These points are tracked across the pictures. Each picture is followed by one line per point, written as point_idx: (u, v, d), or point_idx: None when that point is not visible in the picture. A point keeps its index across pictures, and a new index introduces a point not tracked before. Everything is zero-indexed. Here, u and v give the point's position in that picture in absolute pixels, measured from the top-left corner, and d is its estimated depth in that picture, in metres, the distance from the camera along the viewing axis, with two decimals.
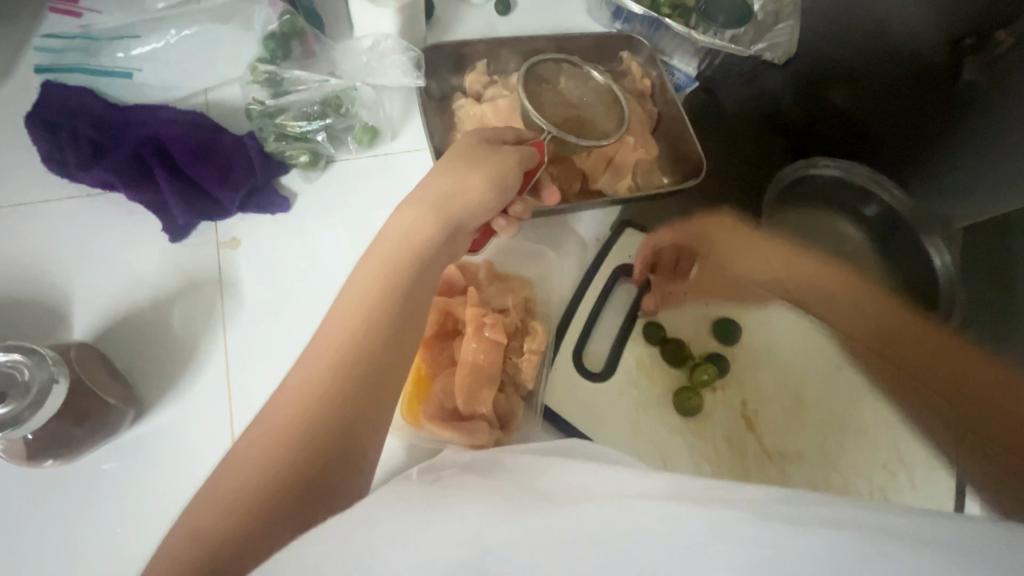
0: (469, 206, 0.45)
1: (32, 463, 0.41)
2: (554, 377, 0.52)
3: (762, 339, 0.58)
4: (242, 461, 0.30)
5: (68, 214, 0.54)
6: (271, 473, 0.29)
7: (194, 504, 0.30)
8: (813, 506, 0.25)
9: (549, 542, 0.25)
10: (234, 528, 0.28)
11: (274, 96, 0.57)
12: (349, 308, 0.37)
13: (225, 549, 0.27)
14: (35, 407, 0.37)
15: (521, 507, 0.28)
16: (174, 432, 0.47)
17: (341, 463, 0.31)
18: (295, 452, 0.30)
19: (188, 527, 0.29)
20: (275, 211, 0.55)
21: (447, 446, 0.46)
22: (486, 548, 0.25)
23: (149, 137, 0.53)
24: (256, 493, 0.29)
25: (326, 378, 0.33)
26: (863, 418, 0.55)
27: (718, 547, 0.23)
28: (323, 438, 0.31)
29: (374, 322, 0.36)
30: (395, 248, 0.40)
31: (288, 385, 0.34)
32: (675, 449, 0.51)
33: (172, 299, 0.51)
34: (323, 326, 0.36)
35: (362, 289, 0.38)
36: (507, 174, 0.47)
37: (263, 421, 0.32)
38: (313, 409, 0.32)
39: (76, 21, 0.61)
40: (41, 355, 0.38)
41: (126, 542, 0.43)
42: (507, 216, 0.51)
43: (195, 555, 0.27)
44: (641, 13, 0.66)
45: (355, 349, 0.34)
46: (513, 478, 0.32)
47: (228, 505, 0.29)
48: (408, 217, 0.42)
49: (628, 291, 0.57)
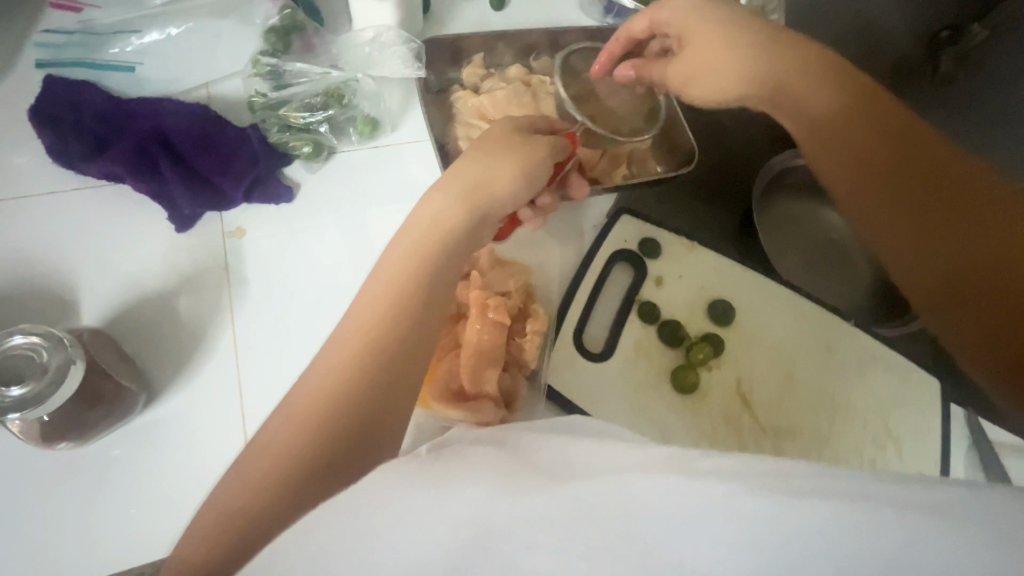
0: (499, 193, 0.45)
1: (46, 444, 0.42)
2: (556, 358, 0.53)
3: (753, 320, 0.59)
4: (275, 435, 0.32)
5: (72, 204, 0.54)
6: (296, 454, 0.31)
7: (231, 476, 0.32)
8: (812, 475, 0.27)
9: (555, 511, 0.26)
10: (268, 501, 0.30)
11: (277, 89, 0.58)
12: (375, 295, 0.38)
13: (258, 520, 0.29)
14: (53, 387, 0.38)
15: (534, 476, 0.28)
16: (185, 418, 0.48)
17: (365, 439, 0.32)
18: (324, 429, 0.32)
19: (222, 502, 0.31)
20: (279, 201, 0.56)
21: (456, 426, 0.47)
22: (492, 522, 0.25)
23: (154, 128, 0.54)
24: (284, 467, 0.30)
25: (353, 360, 0.34)
26: (853, 394, 0.57)
27: (726, 518, 0.25)
28: (349, 416, 0.32)
29: (398, 307, 0.37)
30: (424, 235, 0.41)
31: (315, 371, 0.35)
32: (674, 426, 0.53)
33: (179, 288, 0.52)
34: (350, 314, 0.38)
35: (389, 275, 0.39)
36: (538, 164, 0.47)
37: (292, 403, 0.34)
38: (336, 395, 0.33)
39: (74, 17, 0.61)
40: (58, 337, 0.39)
41: (140, 526, 0.44)
42: (534, 206, 0.52)
43: (228, 530, 0.29)
44: (633, 7, 0.68)
45: (381, 331, 0.36)
46: (527, 449, 0.33)
47: (256, 483, 0.30)
48: (437, 202, 0.43)
49: (624, 277, 0.59)
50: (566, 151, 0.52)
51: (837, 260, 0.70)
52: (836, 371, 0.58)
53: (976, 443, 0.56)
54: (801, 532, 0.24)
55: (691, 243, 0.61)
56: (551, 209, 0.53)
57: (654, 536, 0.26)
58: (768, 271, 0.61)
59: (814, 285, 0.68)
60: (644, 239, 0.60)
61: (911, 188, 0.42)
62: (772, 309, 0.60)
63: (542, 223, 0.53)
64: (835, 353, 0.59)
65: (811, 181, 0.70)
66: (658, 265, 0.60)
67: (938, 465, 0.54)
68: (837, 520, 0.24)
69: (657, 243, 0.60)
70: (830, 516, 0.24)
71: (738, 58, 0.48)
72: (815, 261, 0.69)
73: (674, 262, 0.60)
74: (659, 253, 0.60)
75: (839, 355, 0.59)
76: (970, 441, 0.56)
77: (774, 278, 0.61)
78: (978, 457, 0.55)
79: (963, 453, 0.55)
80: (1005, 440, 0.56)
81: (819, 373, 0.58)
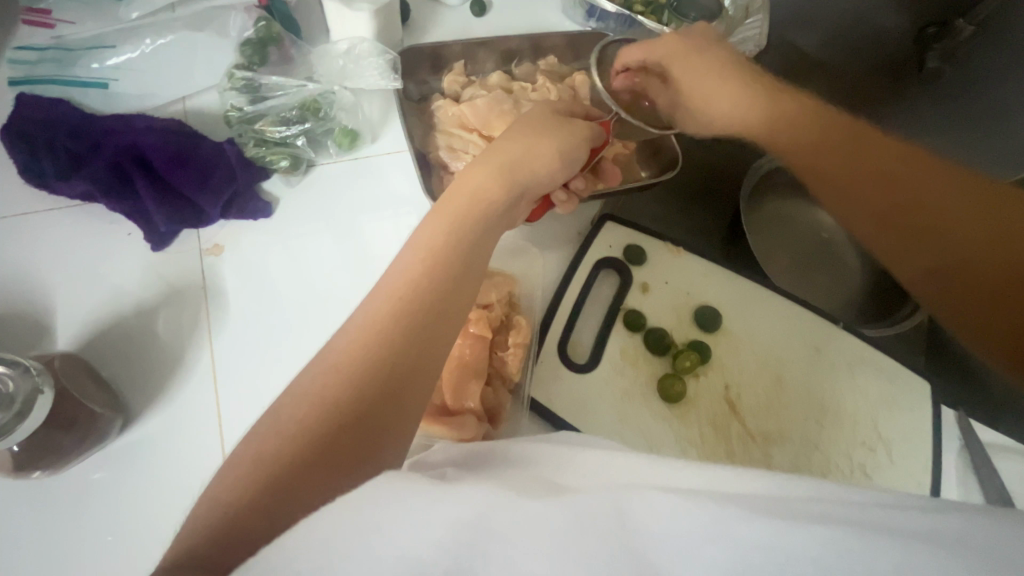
0: (537, 169, 0.45)
1: (20, 474, 0.41)
2: (540, 369, 0.53)
3: (742, 324, 0.59)
4: (304, 394, 0.31)
5: (45, 224, 0.54)
6: (332, 414, 0.30)
7: (254, 432, 0.31)
8: (802, 502, 0.27)
9: (545, 526, 0.26)
10: (293, 463, 0.28)
11: (253, 102, 0.57)
12: (415, 259, 0.37)
13: (283, 481, 0.28)
14: (21, 417, 0.37)
15: (529, 492, 0.28)
16: (162, 439, 0.47)
17: (391, 412, 0.31)
18: (355, 394, 0.31)
19: (249, 453, 0.29)
20: (258, 216, 0.55)
21: (436, 441, 0.46)
22: (491, 528, 0.25)
23: (127, 145, 0.53)
24: (312, 430, 0.29)
25: (388, 325, 0.33)
26: (842, 396, 0.57)
27: (713, 545, 0.24)
28: (381, 384, 0.31)
29: (435, 277, 0.36)
30: (465, 207, 0.41)
31: (348, 328, 0.34)
32: (660, 435, 0.53)
33: (157, 307, 0.51)
34: (386, 276, 0.37)
35: (427, 243, 0.38)
36: (573, 149, 0.48)
37: (325, 357, 0.32)
38: (373, 355, 0.32)
39: (48, 33, 0.61)
40: (25, 366, 0.38)
41: (116, 553, 0.43)
42: (568, 190, 0.53)
43: (256, 482, 0.28)
44: (615, 11, 0.66)
45: (416, 298, 0.35)
46: (522, 468, 0.33)
47: (288, 436, 0.29)
48: (477, 175, 0.43)
49: (610, 284, 0.59)
50: (601, 139, 0.53)
51: (827, 258, 0.69)
52: (827, 374, 0.57)
53: (967, 444, 0.55)
54: (785, 556, 0.23)
55: (676, 248, 0.60)
56: (584, 193, 0.55)
57: (647, 561, 0.25)
58: (754, 274, 0.61)
59: (806, 285, 0.67)
60: (629, 245, 0.59)
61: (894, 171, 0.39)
62: (760, 312, 0.59)
63: (573, 208, 0.55)
64: (824, 355, 0.58)
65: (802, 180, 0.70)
66: (643, 271, 0.59)
67: (928, 471, 0.53)
68: (827, 551, 0.23)
69: (642, 249, 0.59)
70: (818, 543, 0.24)
71: (734, 77, 0.49)
72: (806, 260, 0.69)
73: (658, 268, 0.59)
74: (644, 260, 0.59)
75: (828, 357, 0.58)
76: (961, 443, 0.55)
77: (761, 281, 0.60)
78: (969, 459, 0.54)
79: (954, 455, 0.55)
80: (995, 440, 0.55)
81: (808, 375, 0.57)
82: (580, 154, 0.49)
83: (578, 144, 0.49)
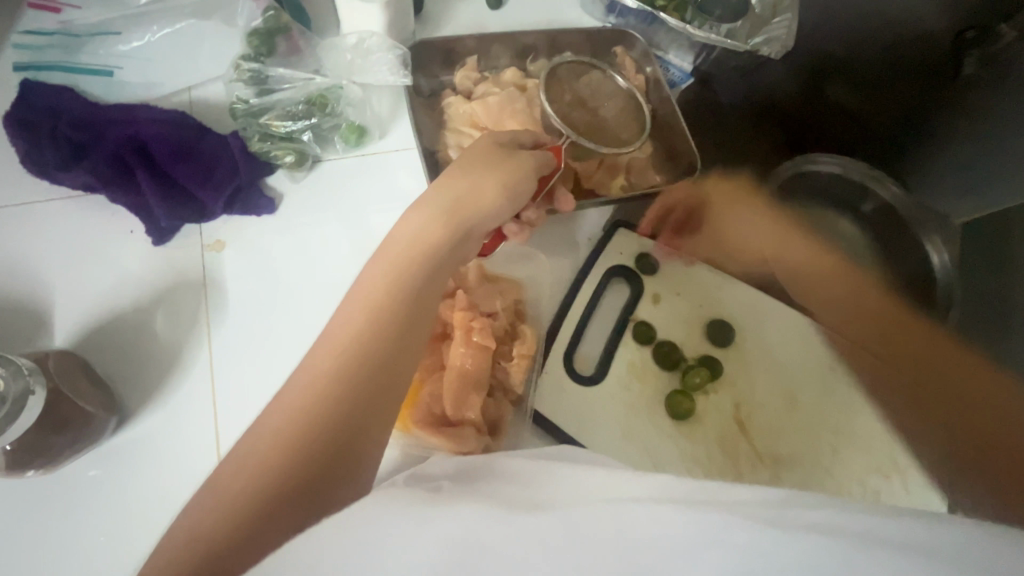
0: (485, 207, 0.44)
1: (13, 473, 0.40)
2: (544, 380, 0.51)
3: (755, 338, 0.56)
4: (243, 459, 0.31)
5: (47, 214, 0.53)
6: (268, 478, 0.29)
7: (199, 500, 0.31)
8: (802, 510, 0.25)
9: (535, 541, 0.24)
10: (230, 532, 0.28)
11: (260, 94, 0.56)
12: (358, 309, 0.36)
13: (220, 554, 0.28)
14: (10, 418, 0.36)
15: (520, 506, 0.27)
16: (157, 439, 0.46)
17: (334, 469, 0.31)
18: (293, 454, 0.30)
19: (190, 524, 0.30)
20: (261, 213, 0.54)
21: (434, 453, 0.45)
22: (480, 549, 0.24)
23: (130, 136, 0.52)
24: (247, 497, 0.29)
25: (329, 382, 0.33)
26: (857, 420, 0.54)
27: (715, 554, 0.23)
28: (321, 441, 0.31)
29: (377, 327, 0.36)
30: (406, 250, 0.40)
31: (290, 389, 0.34)
32: (665, 454, 0.51)
33: (156, 303, 0.50)
34: (330, 327, 0.36)
35: (371, 292, 0.38)
36: (523, 179, 0.47)
37: (268, 419, 0.32)
38: (322, 402, 0.32)
39: (54, 17, 0.60)
40: (16, 365, 0.38)
41: (108, 553, 0.43)
42: (519, 220, 0.51)
43: (193, 556, 0.28)
44: (635, 7, 0.64)
45: (359, 350, 0.34)
46: (515, 484, 0.31)
47: (225, 505, 0.29)
48: (418, 219, 0.42)
49: (619, 295, 0.57)
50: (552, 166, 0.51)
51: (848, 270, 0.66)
52: (841, 395, 0.55)
53: None
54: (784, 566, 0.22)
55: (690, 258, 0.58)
56: (538, 223, 0.52)
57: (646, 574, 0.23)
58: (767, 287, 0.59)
59: None
60: (641, 254, 0.57)
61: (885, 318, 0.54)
62: (773, 327, 0.57)
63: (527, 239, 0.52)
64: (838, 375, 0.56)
65: (827, 185, 0.66)
66: (655, 282, 0.57)
67: None
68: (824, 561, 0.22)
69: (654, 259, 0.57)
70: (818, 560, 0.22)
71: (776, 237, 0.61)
72: None
73: (671, 277, 0.58)
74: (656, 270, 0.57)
75: (843, 377, 0.56)
76: None
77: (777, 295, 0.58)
78: None
79: None
80: None
81: (821, 396, 0.55)
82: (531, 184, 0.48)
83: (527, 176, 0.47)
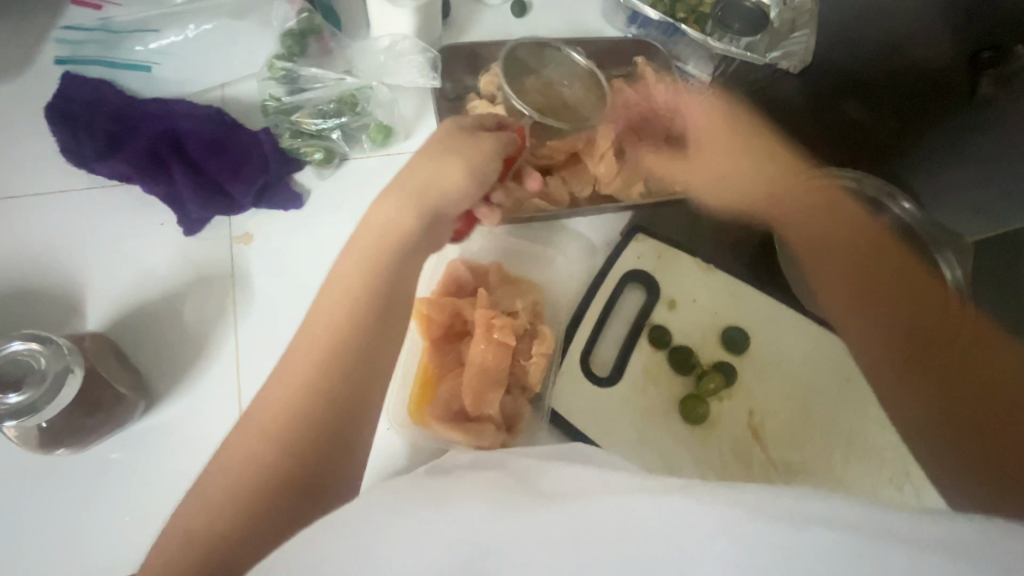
0: (450, 189, 0.45)
1: (46, 450, 0.42)
2: (562, 381, 0.52)
3: (767, 346, 0.57)
4: (233, 459, 0.33)
5: (81, 202, 0.54)
6: (257, 478, 0.32)
7: (196, 496, 0.33)
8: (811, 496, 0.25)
9: (559, 527, 0.25)
10: (226, 529, 0.31)
11: (291, 93, 0.58)
12: (333, 308, 0.38)
13: (218, 551, 0.30)
14: (51, 395, 0.37)
15: (545, 499, 0.28)
16: (184, 425, 0.47)
17: (319, 466, 0.33)
18: (281, 454, 0.33)
19: (188, 521, 0.32)
20: (289, 207, 0.55)
21: (453, 447, 0.46)
22: (494, 548, 0.25)
23: (166, 131, 0.54)
24: (239, 496, 0.32)
25: (308, 381, 0.35)
26: (869, 431, 0.54)
27: (726, 544, 0.23)
28: (305, 442, 0.33)
29: (351, 323, 0.37)
30: (376, 242, 0.41)
31: (272, 389, 0.36)
32: (678, 458, 0.51)
33: (184, 293, 0.52)
34: (307, 325, 0.38)
35: (344, 287, 0.39)
36: (487, 162, 0.48)
37: (252, 420, 0.35)
38: (308, 393, 0.35)
39: (95, 13, 0.62)
40: (58, 345, 0.39)
41: (133, 534, 0.44)
42: (490, 203, 0.54)
43: (190, 554, 0.30)
44: (657, 18, 0.66)
45: (334, 348, 0.36)
46: (537, 476, 0.32)
47: (219, 504, 0.32)
48: (390, 207, 0.43)
49: (636, 298, 0.57)
50: (517, 144, 0.52)
51: None
52: (854, 407, 0.55)
53: None
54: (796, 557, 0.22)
55: (707, 265, 0.59)
56: (507, 203, 0.56)
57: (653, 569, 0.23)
58: (781, 295, 0.59)
59: None
60: (659, 259, 0.58)
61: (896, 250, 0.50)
62: (785, 337, 0.57)
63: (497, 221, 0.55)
64: (852, 387, 0.56)
65: None
66: (671, 287, 0.58)
67: None
68: (836, 556, 0.22)
69: (670, 266, 0.58)
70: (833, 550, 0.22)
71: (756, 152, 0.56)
72: None
73: (687, 284, 0.58)
74: (672, 277, 0.58)
75: (855, 389, 0.56)
76: None
77: (789, 305, 0.58)
78: None
79: None
80: None
81: (834, 407, 0.55)
82: (496, 165, 0.49)
83: (492, 158, 0.48)
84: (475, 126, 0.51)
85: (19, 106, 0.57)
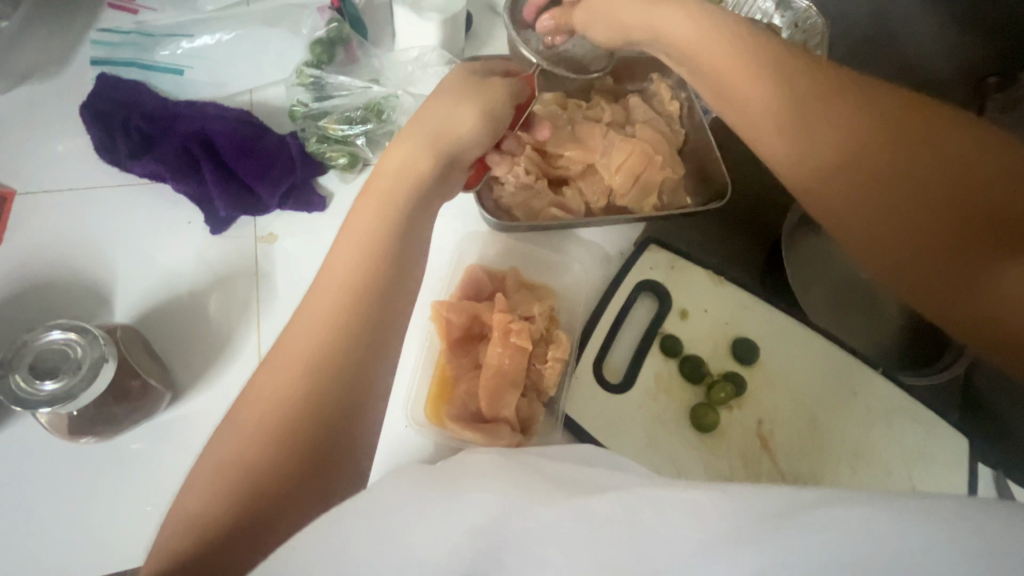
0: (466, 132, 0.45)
1: (74, 437, 0.43)
2: (576, 386, 0.53)
3: (778, 358, 0.57)
4: (238, 430, 0.32)
5: (112, 198, 0.56)
6: (264, 458, 0.31)
7: (203, 466, 0.32)
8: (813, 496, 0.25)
9: (583, 514, 0.26)
10: (235, 511, 0.30)
11: (318, 99, 0.59)
12: (341, 278, 0.36)
13: (226, 533, 0.29)
14: (86, 382, 0.39)
15: (569, 492, 0.28)
16: (207, 415, 0.48)
17: (328, 448, 0.32)
18: (290, 435, 0.31)
19: (194, 499, 0.31)
20: (312, 209, 0.57)
21: (468, 446, 0.48)
22: (512, 538, 0.25)
23: (197, 131, 0.55)
24: (247, 474, 0.30)
25: (316, 355, 0.33)
26: (877, 444, 0.55)
27: (744, 553, 0.23)
28: (315, 423, 0.32)
29: (362, 292, 0.36)
30: (383, 207, 0.40)
31: (276, 359, 0.34)
32: (687, 464, 0.52)
33: (209, 288, 0.53)
34: (313, 291, 0.37)
35: (350, 253, 0.37)
36: (499, 105, 0.48)
37: (258, 393, 0.33)
38: (316, 367, 0.33)
39: (130, 17, 0.64)
40: (93, 334, 0.40)
41: (153, 523, 0.45)
42: (500, 150, 0.56)
43: (200, 535, 0.29)
44: None
45: (344, 321, 0.35)
46: (560, 469, 0.33)
47: (225, 484, 0.30)
48: (405, 149, 0.43)
49: (648, 307, 0.59)
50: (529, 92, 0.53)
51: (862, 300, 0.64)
52: (862, 421, 0.56)
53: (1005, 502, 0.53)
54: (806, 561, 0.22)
55: (717, 277, 0.60)
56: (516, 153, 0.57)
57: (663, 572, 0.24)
58: (792, 310, 0.59)
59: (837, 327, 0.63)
60: (672, 270, 0.59)
61: (784, 114, 0.40)
62: (794, 350, 0.58)
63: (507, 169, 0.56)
64: (860, 401, 0.56)
65: None
66: (682, 298, 0.59)
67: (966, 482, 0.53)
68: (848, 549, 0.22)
69: (683, 276, 0.60)
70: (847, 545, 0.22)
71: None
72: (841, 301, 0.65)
73: (699, 294, 0.59)
74: (685, 288, 0.59)
75: (865, 403, 0.56)
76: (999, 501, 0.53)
77: (801, 319, 0.59)
78: None
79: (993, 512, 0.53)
80: None
81: (843, 419, 0.56)
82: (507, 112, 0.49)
83: (503, 103, 0.48)
84: (485, 72, 0.51)
85: (53, 103, 0.59)
